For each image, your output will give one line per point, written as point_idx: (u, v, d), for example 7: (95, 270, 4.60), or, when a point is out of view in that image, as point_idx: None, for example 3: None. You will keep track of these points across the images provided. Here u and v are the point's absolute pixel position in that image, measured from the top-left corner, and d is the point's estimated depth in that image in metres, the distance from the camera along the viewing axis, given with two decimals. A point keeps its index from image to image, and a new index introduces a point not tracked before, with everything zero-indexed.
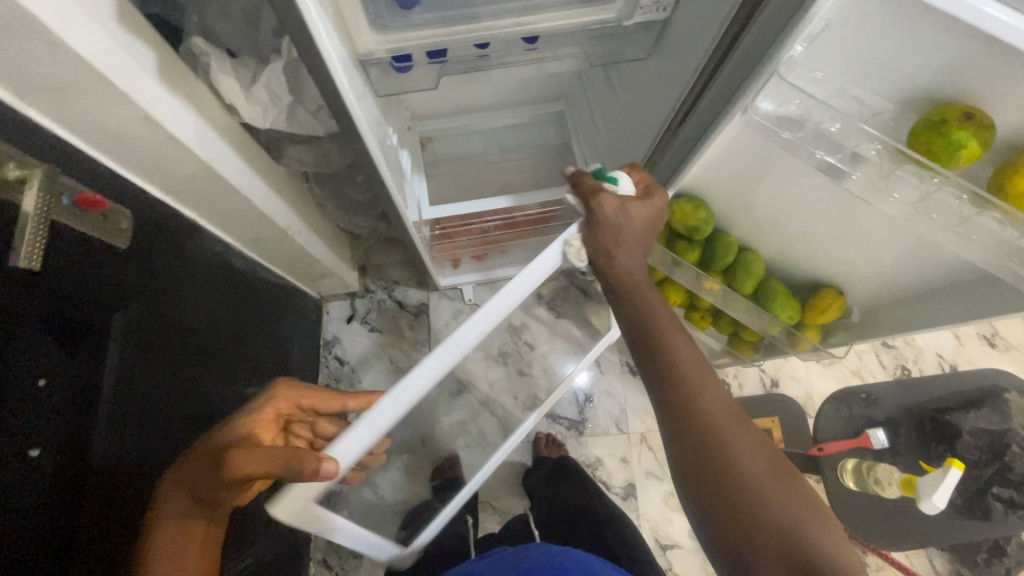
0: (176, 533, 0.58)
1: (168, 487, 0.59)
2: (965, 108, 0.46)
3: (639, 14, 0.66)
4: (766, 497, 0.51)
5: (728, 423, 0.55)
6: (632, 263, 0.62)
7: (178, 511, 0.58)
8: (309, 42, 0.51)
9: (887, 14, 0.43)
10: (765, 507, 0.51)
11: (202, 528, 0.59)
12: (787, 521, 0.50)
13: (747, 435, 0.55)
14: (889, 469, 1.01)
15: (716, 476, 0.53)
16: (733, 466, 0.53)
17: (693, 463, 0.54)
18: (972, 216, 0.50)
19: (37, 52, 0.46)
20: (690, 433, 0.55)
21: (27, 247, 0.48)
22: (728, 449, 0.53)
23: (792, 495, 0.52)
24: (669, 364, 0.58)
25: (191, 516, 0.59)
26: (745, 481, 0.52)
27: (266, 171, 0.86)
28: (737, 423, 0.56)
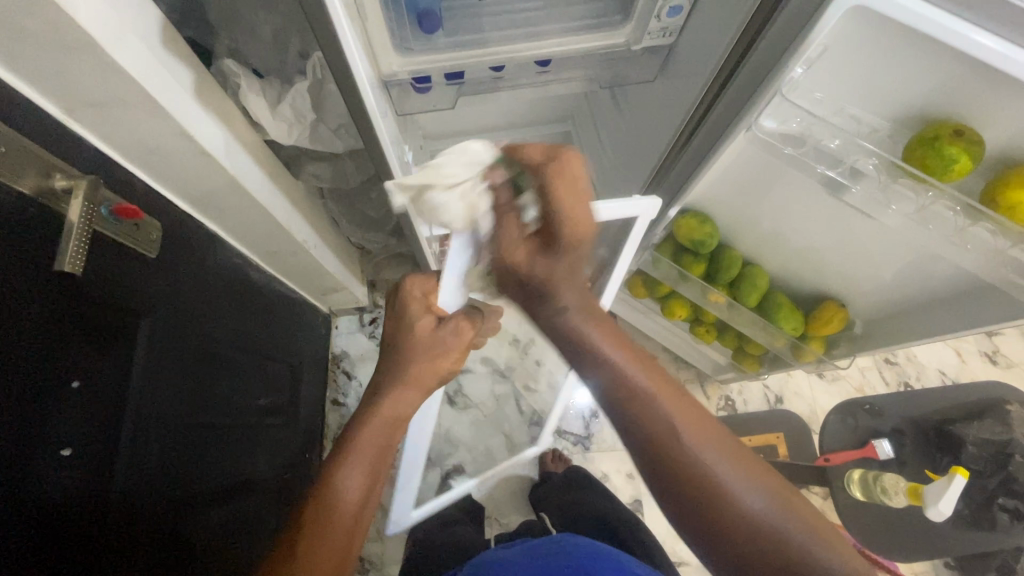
0: (383, 433, 0.61)
1: (405, 393, 0.64)
2: (955, 126, 0.50)
3: (647, 40, 0.70)
4: (772, 533, 0.45)
5: (731, 473, 0.46)
6: (569, 300, 0.53)
7: (397, 418, 0.63)
8: (342, 60, 0.54)
9: (880, 37, 0.46)
10: (794, 564, 0.44)
11: (396, 438, 0.63)
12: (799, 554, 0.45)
13: (757, 478, 0.47)
14: (895, 478, 0.97)
15: (729, 540, 0.46)
16: (733, 518, 0.45)
17: (699, 527, 0.47)
18: (967, 226, 0.53)
19: (91, 68, 0.49)
20: (688, 499, 0.47)
21: (72, 252, 0.50)
22: (737, 510, 0.45)
23: (819, 535, 0.46)
24: (647, 422, 0.48)
25: (402, 421, 0.63)
26: (764, 539, 0.45)
27: (285, 186, 0.89)
28: (740, 470, 0.47)
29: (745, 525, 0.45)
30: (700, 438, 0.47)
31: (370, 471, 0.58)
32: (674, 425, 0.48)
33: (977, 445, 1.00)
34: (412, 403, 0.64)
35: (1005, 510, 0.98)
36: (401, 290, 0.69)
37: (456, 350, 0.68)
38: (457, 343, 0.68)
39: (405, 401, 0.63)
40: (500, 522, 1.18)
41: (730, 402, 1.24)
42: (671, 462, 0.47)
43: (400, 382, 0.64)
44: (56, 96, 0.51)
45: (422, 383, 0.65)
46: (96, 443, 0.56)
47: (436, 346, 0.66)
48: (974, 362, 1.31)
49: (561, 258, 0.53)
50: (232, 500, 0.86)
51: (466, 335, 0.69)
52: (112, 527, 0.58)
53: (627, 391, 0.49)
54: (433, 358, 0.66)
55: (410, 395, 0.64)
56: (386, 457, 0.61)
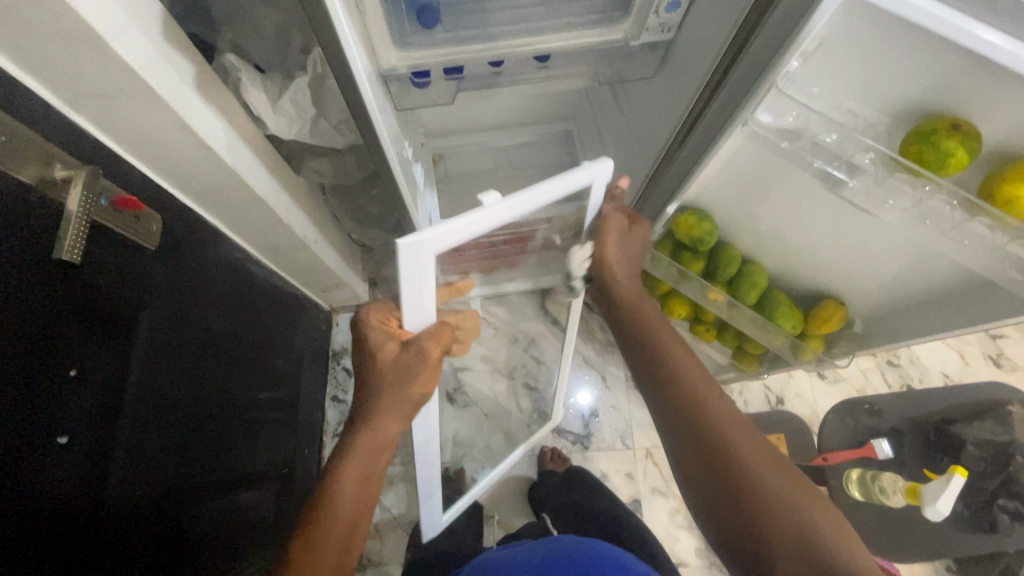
0: (367, 463, 0.67)
1: (386, 420, 0.66)
2: (951, 119, 0.49)
3: (646, 36, 0.70)
4: (766, 485, 0.58)
5: (734, 429, 0.62)
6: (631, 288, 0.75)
7: (384, 441, 0.68)
8: (340, 52, 0.55)
9: (875, 31, 0.46)
10: (762, 493, 0.57)
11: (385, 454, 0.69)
12: (783, 503, 0.57)
13: (747, 429, 0.62)
14: (894, 477, 0.95)
15: (728, 479, 0.59)
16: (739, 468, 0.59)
17: (698, 455, 0.62)
18: (964, 221, 0.53)
19: (90, 60, 0.50)
20: (691, 432, 0.63)
21: (70, 240, 0.51)
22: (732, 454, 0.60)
23: (791, 481, 0.58)
24: (675, 380, 0.66)
25: (387, 444, 0.68)
26: (744, 470, 0.59)
27: (286, 181, 0.90)
28: (740, 426, 0.62)
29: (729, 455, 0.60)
30: (710, 391, 0.65)
31: (359, 487, 0.66)
32: (690, 377, 0.66)
33: (977, 446, 0.98)
34: (394, 429, 0.68)
35: (1005, 511, 0.96)
36: (360, 317, 0.68)
37: (424, 374, 0.65)
38: (423, 367, 0.65)
39: (388, 427, 0.67)
40: (499, 520, 1.18)
41: None
42: (682, 403, 0.65)
43: (381, 407, 0.66)
44: (57, 87, 0.52)
45: (398, 406, 0.66)
46: (95, 433, 0.57)
47: (406, 373, 0.65)
48: (978, 365, 1.30)
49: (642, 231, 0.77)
50: (232, 494, 0.87)
51: (431, 351, 0.64)
52: (111, 516, 0.59)
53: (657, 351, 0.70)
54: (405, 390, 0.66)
55: (389, 422, 0.66)
56: (377, 470, 0.68)
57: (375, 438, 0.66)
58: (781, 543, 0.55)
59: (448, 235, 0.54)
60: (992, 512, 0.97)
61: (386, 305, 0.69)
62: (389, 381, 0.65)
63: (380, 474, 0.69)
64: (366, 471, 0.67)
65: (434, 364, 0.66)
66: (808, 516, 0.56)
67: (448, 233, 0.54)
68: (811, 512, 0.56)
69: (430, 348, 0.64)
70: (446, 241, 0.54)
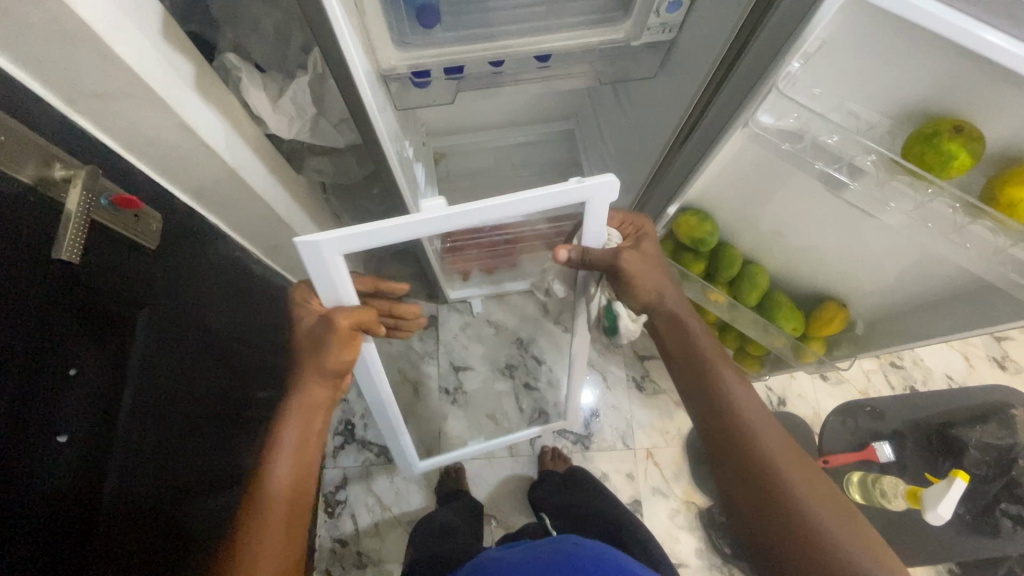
0: (299, 431, 0.68)
1: (311, 387, 0.69)
2: (954, 122, 0.49)
3: (647, 35, 0.69)
4: (816, 521, 0.57)
5: (784, 461, 0.61)
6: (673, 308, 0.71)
7: (318, 410, 0.70)
8: (338, 52, 0.54)
9: (877, 32, 0.45)
10: (805, 516, 0.58)
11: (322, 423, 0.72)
12: (836, 542, 0.56)
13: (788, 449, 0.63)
14: (894, 481, 0.96)
15: (777, 511, 0.59)
16: (789, 501, 0.59)
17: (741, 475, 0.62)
18: (966, 224, 0.53)
19: (88, 60, 0.50)
20: (738, 452, 0.63)
21: (69, 240, 0.50)
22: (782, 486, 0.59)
23: (839, 516, 0.58)
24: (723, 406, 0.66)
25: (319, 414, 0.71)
26: (794, 503, 0.58)
27: (287, 180, 0.90)
28: (791, 458, 0.62)
29: (773, 476, 0.60)
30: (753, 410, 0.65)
31: (297, 453, 0.67)
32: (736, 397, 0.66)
33: (980, 449, 0.98)
34: (322, 394, 0.70)
35: (1008, 516, 0.95)
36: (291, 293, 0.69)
37: (339, 343, 0.65)
38: (337, 336, 0.65)
39: (315, 394, 0.69)
40: (499, 519, 1.18)
41: None
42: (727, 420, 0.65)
43: (304, 377, 0.69)
44: (56, 87, 0.52)
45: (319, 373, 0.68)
46: (94, 432, 0.57)
47: (319, 343, 0.66)
48: (983, 367, 1.30)
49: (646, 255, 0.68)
50: (231, 491, 0.87)
51: (340, 322, 0.64)
52: (110, 514, 0.59)
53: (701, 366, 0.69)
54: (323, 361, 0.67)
55: (318, 388, 0.69)
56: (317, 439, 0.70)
57: (306, 404, 0.69)
58: None
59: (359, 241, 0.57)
60: (994, 516, 0.97)
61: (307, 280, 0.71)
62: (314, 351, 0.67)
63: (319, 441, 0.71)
64: (302, 438, 0.68)
65: (349, 334, 0.66)
66: (861, 556, 0.54)
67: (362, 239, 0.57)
68: (864, 554, 0.55)
69: (340, 320, 0.64)
70: (354, 245, 0.57)
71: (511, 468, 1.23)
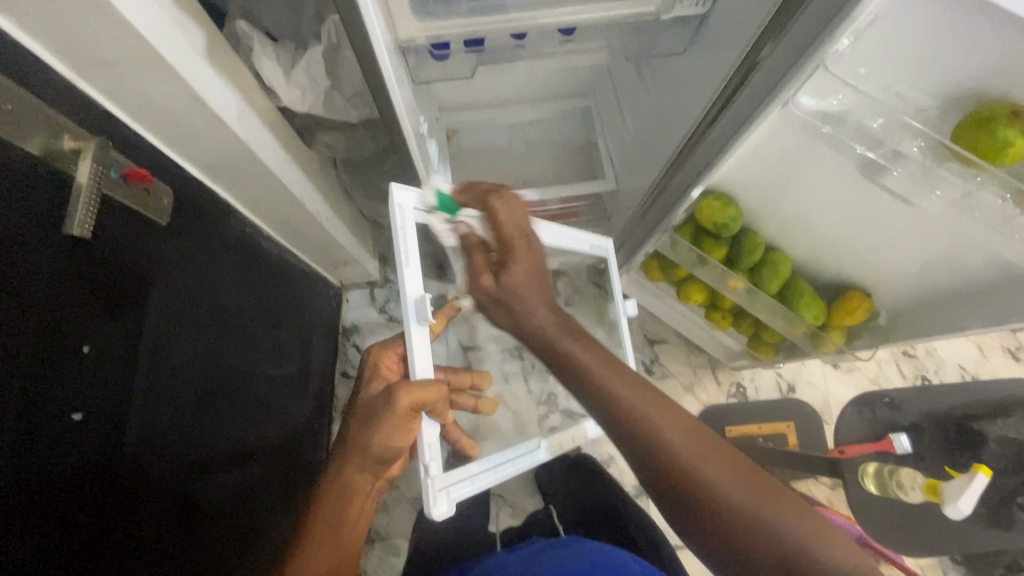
0: (340, 509, 0.64)
1: (351, 470, 0.64)
2: (1013, 106, 0.47)
3: (678, 9, 0.66)
4: (667, 445, 0.52)
5: (624, 386, 0.56)
6: (538, 314, 0.62)
7: (364, 488, 0.65)
8: (359, 21, 0.52)
9: (931, 9, 0.43)
10: (639, 417, 0.54)
11: (370, 501, 0.68)
12: (688, 465, 0.52)
13: (741, 477, 0.51)
14: (912, 474, 1.00)
15: (634, 437, 0.54)
16: (644, 426, 0.54)
17: (682, 514, 0.52)
18: (1014, 216, 0.51)
19: (100, 28, 0.48)
20: (678, 497, 0.52)
21: (81, 215, 0.50)
22: (633, 415, 0.54)
23: (696, 442, 0.53)
24: (557, 354, 0.60)
25: (364, 493, 0.66)
26: (648, 425, 0.54)
27: (298, 156, 0.87)
28: (642, 388, 0.56)
29: (596, 385, 0.57)
30: (683, 442, 0.53)
31: (343, 534, 0.64)
32: (669, 438, 0.53)
33: (1001, 444, 1.03)
34: (366, 476, 0.65)
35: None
36: (372, 353, 0.72)
37: (392, 424, 0.59)
38: (393, 419, 0.59)
39: (359, 478, 0.64)
40: (506, 499, 1.18)
41: (741, 390, 1.25)
42: (648, 451, 0.53)
43: (349, 459, 0.64)
44: (64, 55, 0.50)
45: (365, 460, 0.63)
46: (107, 411, 0.56)
47: (373, 423, 0.60)
48: (997, 358, 1.28)
49: (521, 265, 0.63)
50: (244, 466, 0.87)
51: (400, 401, 0.58)
52: (121, 495, 0.59)
53: (617, 409, 0.55)
54: (379, 452, 0.62)
55: (357, 475, 0.64)
56: (360, 522, 0.66)
57: (360, 480, 0.65)
58: (696, 497, 0.51)
59: (413, 254, 0.63)
60: (1010, 509, 1.03)
61: (394, 339, 0.74)
62: (361, 426, 0.62)
63: (362, 518, 0.66)
64: (337, 517, 0.64)
65: (408, 416, 0.59)
66: (718, 481, 0.51)
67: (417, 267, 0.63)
68: (719, 473, 0.51)
69: (400, 400, 0.58)
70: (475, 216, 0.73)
71: None
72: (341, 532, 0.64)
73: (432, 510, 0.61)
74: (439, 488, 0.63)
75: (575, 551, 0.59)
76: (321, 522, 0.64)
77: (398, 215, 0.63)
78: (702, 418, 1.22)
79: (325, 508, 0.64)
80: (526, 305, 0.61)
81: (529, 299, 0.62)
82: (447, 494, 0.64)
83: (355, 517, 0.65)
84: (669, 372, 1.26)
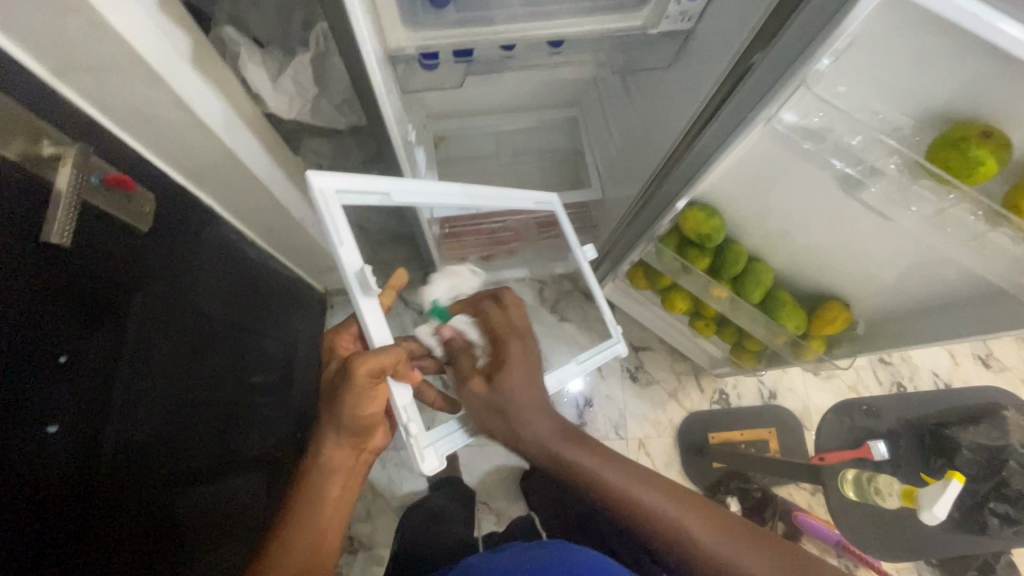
0: (320, 487, 0.63)
1: (330, 446, 0.62)
2: (984, 127, 0.49)
3: (665, 24, 0.68)
4: (642, 505, 0.61)
5: (592, 462, 0.63)
6: (541, 429, 0.63)
7: (344, 465, 0.63)
8: (349, 29, 0.52)
9: (905, 32, 0.44)
10: (607, 486, 0.62)
11: (354, 476, 0.66)
12: (662, 519, 0.60)
13: (708, 518, 0.61)
14: (888, 480, 1.02)
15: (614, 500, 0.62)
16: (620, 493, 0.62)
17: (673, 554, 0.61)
18: (986, 231, 0.53)
19: (82, 33, 0.47)
20: (657, 541, 0.61)
21: (59, 222, 0.49)
22: (608, 484, 0.62)
23: (660, 493, 0.62)
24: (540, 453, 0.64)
25: (344, 468, 0.64)
26: (620, 489, 0.62)
27: (285, 162, 0.87)
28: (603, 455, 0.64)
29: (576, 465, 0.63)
30: (651, 496, 0.62)
31: (325, 512, 0.63)
32: (632, 492, 0.62)
33: (971, 450, 1.05)
34: (343, 454, 0.63)
35: (996, 515, 1.03)
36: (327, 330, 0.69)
37: (357, 394, 0.54)
38: (356, 390, 0.53)
39: (338, 456, 0.62)
40: (491, 507, 1.18)
41: (724, 397, 1.27)
42: (631, 511, 0.61)
43: (324, 435, 0.61)
44: (44, 59, 0.49)
45: (339, 433, 0.60)
46: (86, 420, 0.55)
47: (337, 395, 0.56)
48: (968, 365, 1.32)
49: (514, 358, 0.64)
50: (226, 473, 0.85)
51: (358, 372, 0.51)
52: (99, 504, 0.57)
53: (595, 484, 0.63)
54: (351, 423, 0.58)
55: (336, 453, 0.62)
56: (345, 498, 0.65)
57: (340, 459, 0.63)
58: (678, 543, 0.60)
59: (347, 234, 0.53)
60: (982, 514, 1.04)
61: (348, 318, 0.70)
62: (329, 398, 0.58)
63: (345, 495, 0.65)
64: (320, 496, 0.63)
65: (371, 385, 0.53)
66: (690, 524, 0.60)
67: (353, 244, 0.54)
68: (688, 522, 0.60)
69: (357, 372, 0.51)
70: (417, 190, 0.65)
71: (502, 455, 1.22)
72: (320, 511, 0.63)
73: (421, 467, 0.54)
74: (425, 445, 0.56)
75: (559, 556, 0.59)
76: (300, 504, 0.62)
77: (322, 201, 0.51)
78: (686, 425, 1.24)
79: (305, 487, 0.63)
80: (529, 423, 0.62)
81: (527, 399, 0.63)
82: (432, 449, 0.57)
83: (335, 495, 0.64)
84: (653, 379, 1.27)
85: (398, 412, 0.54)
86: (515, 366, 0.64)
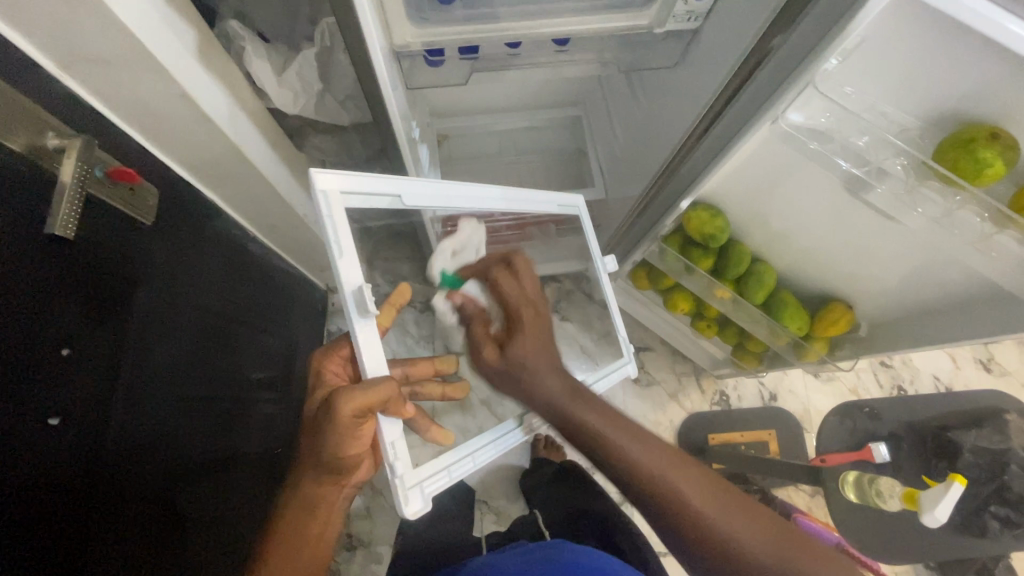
0: (303, 522, 0.62)
1: (313, 482, 0.62)
2: (993, 128, 0.49)
3: (671, 23, 0.67)
4: (644, 467, 0.59)
5: (600, 420, 0.63)
6: (548, 385, 0.66)
7: (326, 499, 0.63)
8: (356, 23, 0.52)
9: (914, 32, 0.44)
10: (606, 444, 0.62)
11: (337, 509, 0.66)
12: (662, 483, 0.58)
13: (717, 496, 0.58)
14: (890, 483, 1.08)
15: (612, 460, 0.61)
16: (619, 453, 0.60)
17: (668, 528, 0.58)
18: (992, 233, 0.53)
19: (90, 24, 0.47)
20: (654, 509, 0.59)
21: (63, 215, 0.49)
22: (608, 442, 0.61)
23: (665, 458, 0.60)
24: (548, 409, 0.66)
25: (330, 503, 0.64)
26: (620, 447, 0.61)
27: (287, 158, 0.86)
28: (608, 414, 0.64)
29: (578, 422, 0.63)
30: (653, 457, 0.60)
31: (305, 548, 0.62)
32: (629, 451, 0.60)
33: (973, 453, 1.05)
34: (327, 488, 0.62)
35: (996, 518, 1.05)
36: (316, 359, 0.69)
37: (340, 430, 0.54)
38: (339, 426, 0.53)
39: (321, 490, 0.62)
40: (490, 506, 1.18)
41: (725, 398, 1.27)
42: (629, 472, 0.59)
43: (307, 470, 0.61)
44: (50, 51, 0.49)
45: (320, 469, 0.60)
46: (88, 417, 0.55)
47: (319, 433, 0.55)
48: (968, 368, 1.32)
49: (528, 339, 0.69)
50: (227, 473, 0.85)
51: (342, 410, 0.51)
52: (100, 510, 0.57)
53: (593, 438, 0.62)
54: (334, 460, 0.57)
55: (319, 487, 0.62)
56: (327, 531, 0.65)
57: (323, 491, 0.62)
58: (675, 512, 0.57)
59: (346, 240, 0.53)
60: (982, 518, 1.06)
61: (341, 340, 0.71)
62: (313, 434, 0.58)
63: (329, 528, 0.65)
64: (302, 530, 0.62)
65: (356, 420, 0.53)
66: (687, 491, 0.58)
67: (353, 255, 0.53)
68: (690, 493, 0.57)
69: (343, 409, 0.50)
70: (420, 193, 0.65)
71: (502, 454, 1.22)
72: (301, 546, 0.62)
73: (403, 509, 0.54)
74: (411, 485, 0.55)
75: (565, 556, 0.59)
76: (280, 539, 0.62)
77: (324, 204, 0.52)
78: (686, 425, 1.24)
79: (287, 522, 0.62)
80: (536, 380, 0.66)
81: (543, 366, 0.68)
82: (419, 490, 0.57)
83: (316, 530, 0.63)
84: (654, 380, 1.27)
85: (385, 449, 0.53)
86: (533, 349, 0.69)
